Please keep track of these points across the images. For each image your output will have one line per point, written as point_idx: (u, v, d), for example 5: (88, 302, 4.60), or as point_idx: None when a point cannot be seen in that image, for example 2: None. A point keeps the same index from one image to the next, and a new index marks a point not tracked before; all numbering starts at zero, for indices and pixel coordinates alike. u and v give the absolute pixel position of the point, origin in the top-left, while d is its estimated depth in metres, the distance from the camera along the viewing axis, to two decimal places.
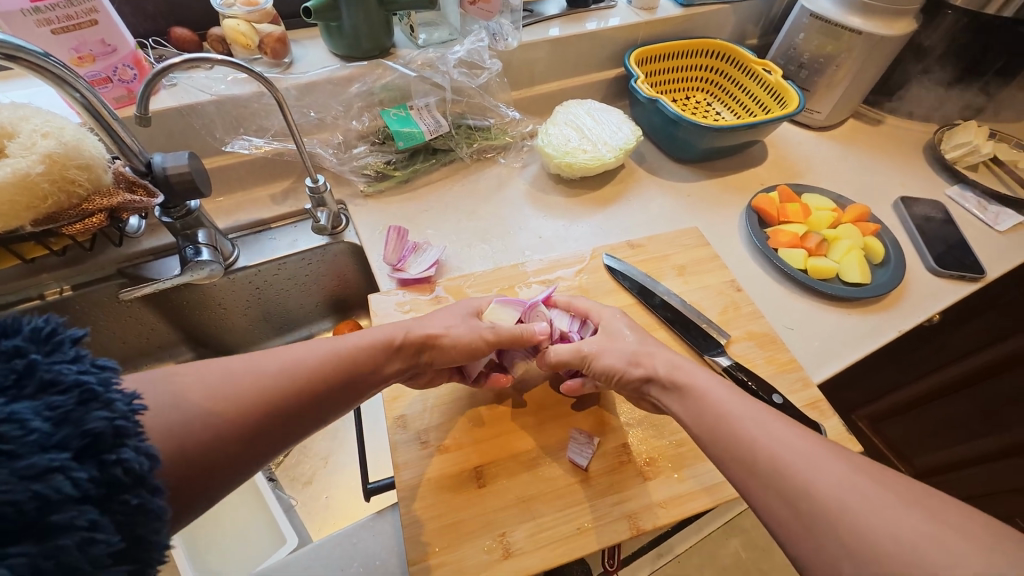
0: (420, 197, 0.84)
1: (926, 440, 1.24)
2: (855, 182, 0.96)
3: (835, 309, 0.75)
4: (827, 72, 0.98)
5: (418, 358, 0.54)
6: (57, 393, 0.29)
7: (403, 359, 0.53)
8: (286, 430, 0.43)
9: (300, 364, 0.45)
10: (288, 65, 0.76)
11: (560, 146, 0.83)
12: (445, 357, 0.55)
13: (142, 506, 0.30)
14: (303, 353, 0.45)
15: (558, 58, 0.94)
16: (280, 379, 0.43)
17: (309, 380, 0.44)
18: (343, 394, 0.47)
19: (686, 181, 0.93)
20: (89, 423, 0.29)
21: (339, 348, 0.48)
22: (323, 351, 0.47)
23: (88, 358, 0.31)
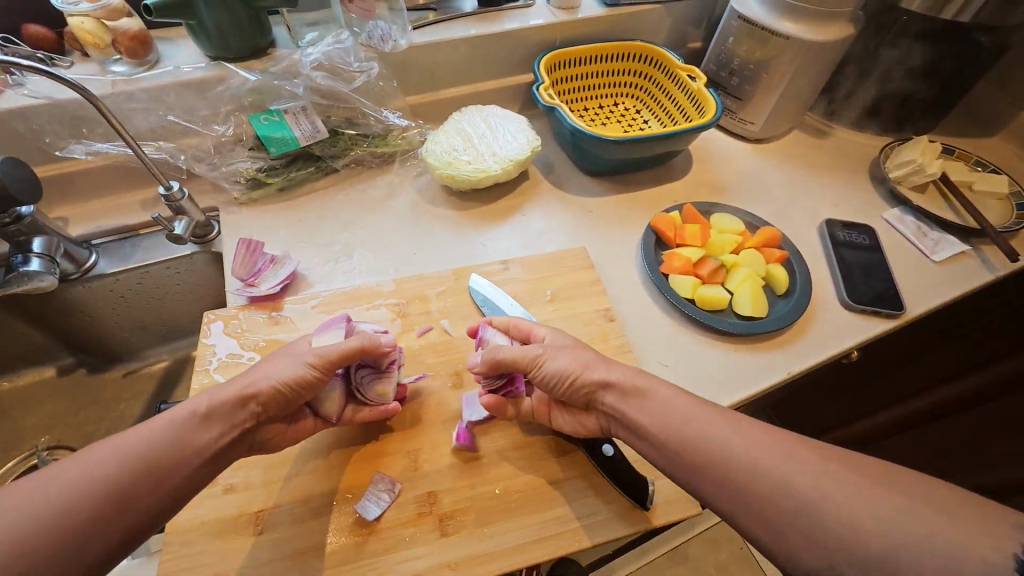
0: (298, 206, 0.80)
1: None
2: (783, 201, 0.88)
3: (721, 345, 0.68)
4: (759, 80, 0.89)
5: (249, 417, 0.46)
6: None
7: (229, 429, 0.45)
8: (88, 553, 0.36)
9: (82, 482, 0.37)
10: (153, 63, 0.72)
11: (443, 155, 0.77)
12: (278, 399, 0.48)
13: None
14: (88, 466, 0.38)
15: (463, 61, 0.88)
16: (55, 504, 0.36)
17: (90, 493, 0.37)
18: (153, 496, 0.39)
19: (592, 195, 0.87)
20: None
21: (132, 444, 0.40)
22: (113, 452, 0.39)
23: None
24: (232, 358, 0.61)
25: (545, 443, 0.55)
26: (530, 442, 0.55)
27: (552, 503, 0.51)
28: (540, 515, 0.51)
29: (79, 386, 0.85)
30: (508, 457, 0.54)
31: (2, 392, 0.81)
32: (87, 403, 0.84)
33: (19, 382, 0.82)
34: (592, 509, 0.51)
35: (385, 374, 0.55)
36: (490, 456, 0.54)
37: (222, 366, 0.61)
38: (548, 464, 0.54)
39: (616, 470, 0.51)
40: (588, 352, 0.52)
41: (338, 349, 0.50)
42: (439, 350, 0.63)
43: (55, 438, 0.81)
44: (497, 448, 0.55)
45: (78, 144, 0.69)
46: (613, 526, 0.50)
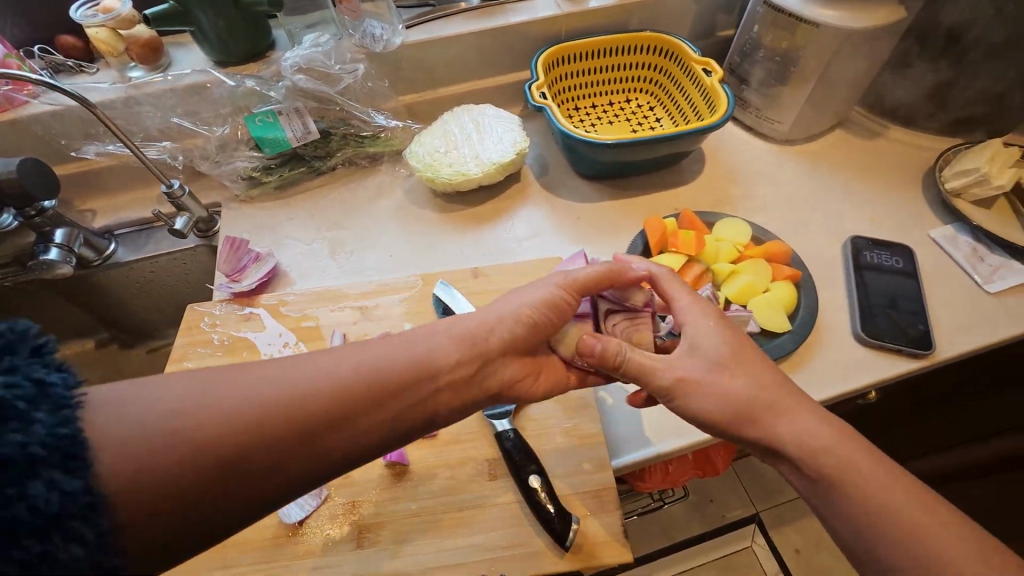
0: (291, 204, 0.83)
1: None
2: (805, 213, 0.77)
3: None
4: (787, 74, 0.78)
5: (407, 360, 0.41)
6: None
7: (376, 383, 0.39)
8: (297, 463, 0.35)
9: (312, 387, 0.37)
10: (165, 68, 0.78)
11: (425, 157, 0.77)
12: (511, 337, 0.47)
13: None
14: (316, 374, 0.37)
15: (460, 59, 0.86)
16: (285, 407, 0.35)
17: (320, 399, 0.36)
18: (268, 449, 0.34)
19: (585, 200, 0.81)
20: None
21: (261, 377, 0.36)
22: (351, 365, 0.39)
23: None
24: (203, 350, 0.66)
25: (478, 464, 0.53)
26: (462, 462, 0.54)
27: (473, 529, 0.50)
28: (457, 540, 0.49)
29: (112, 359, 0.94)
30: (437, 475, 0.53)
31: None
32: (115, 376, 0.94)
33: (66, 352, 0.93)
34: (514, 540, 0.49)
35: (639, 316, 0.56)
36: (418, 473, 0.53)
37: (194, 358, 0.65)
38: (475, 487, 0.52)
39: (540, 503, 0.49)
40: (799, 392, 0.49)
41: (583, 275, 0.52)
42: None
43: None
44: (428, 465, 0.54)
45: (92, 145, 0.76)
46: (531, 561, 0.48)
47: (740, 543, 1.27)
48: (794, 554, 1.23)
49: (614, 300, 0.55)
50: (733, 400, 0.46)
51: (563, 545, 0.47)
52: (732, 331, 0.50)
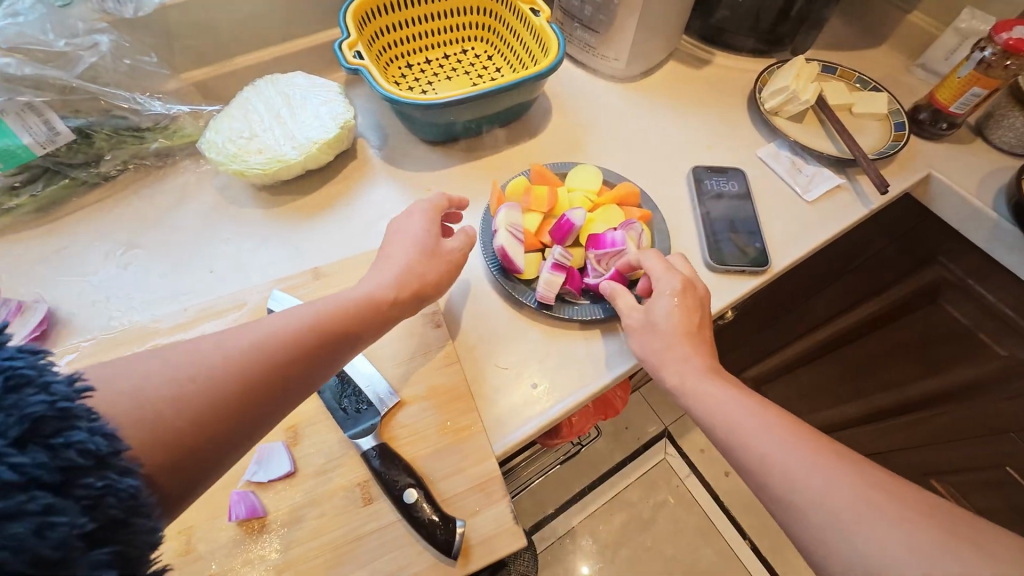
0: (60, 231, 0.65)
1: (798, 402, 1.12)
2: (651, 149, 0.78)
3: (570, 333, 0.59)
4: (612, 7, 0.76)
5: (346, 296, 0.46)
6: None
7: (328, 334, 0.42)
8: (277, 402, 0.39)
9: (275, 337, 0.39)
10: None
11: (227, 146, 0.64)
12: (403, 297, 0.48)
13: None
14: (275, 326, 0.40)
15: (252, 16, 0.70)
16: (256, 354, 0.38)
17: (291, 341, 0.40)
18: (243, 394, 0.36)
19: (433, 169, 0.74)
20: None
21: (214, 342, 0.37)
22: (297, 316, 0.42)
23: None
24: None
25: (349, 492, 0.47)
26: (330, 495, 0.47)
27: (354, 564, 0.45)
28: None
29: None
30: (304, 517, 0.46)
31: None
32: None
33: None
34: (402, 561, 0.45)
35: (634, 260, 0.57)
36: (280, 520, 0.46)
37: None
38: (350, 517, 0.46)
39: (422, 518, 0.45)
40: (655, 341, 0.52)
41: (436, 205, 0.56)
42: None
43: None
44: (289, 508, 0.46)
45: None
46: None
47: (656, 458, 1.36)
48: (700, 454, 1.36)
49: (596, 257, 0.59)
50: (663, 354, 0.51)
51: (453, 553, 0.44)
52: (688, 301, 0.53)
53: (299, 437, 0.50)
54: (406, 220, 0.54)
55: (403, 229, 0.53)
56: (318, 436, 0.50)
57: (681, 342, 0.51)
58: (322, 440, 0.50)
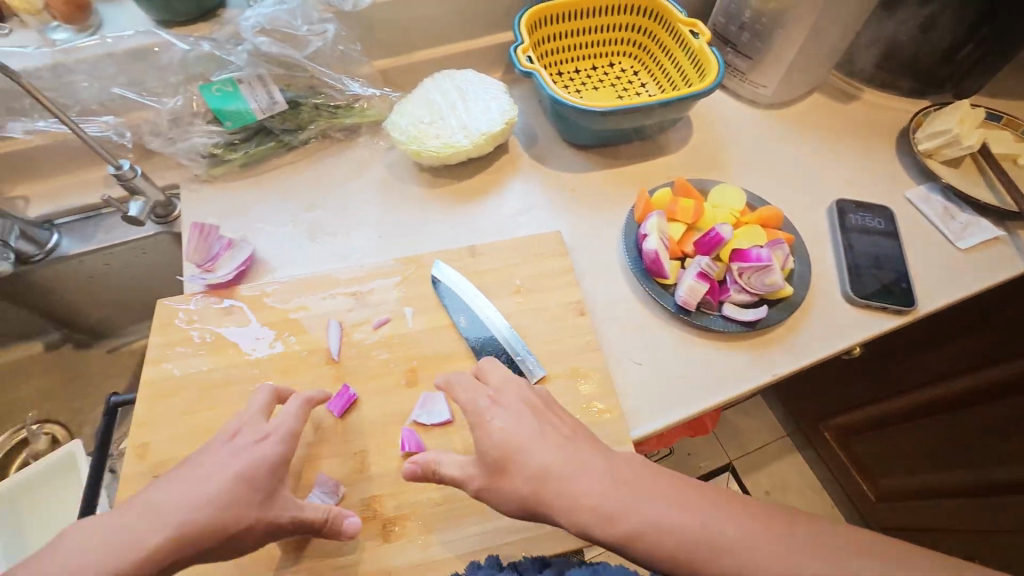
0: (259, 184, 0.75)
1: (896, 460, 1.05)
2: (791, 178, 0.79)
3: (704, 342, 0.62)
4: (773, 36, 0.77)
5: (206, 486, 0.40)
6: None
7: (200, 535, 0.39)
8: None
9: (164, 518, 0.39)
10: (95, 29, 0.68)
11: (409, 128, 0.71)
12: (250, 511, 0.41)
13: None
14: (174, 502, 0.39)
15: (439, 17, 0.79)
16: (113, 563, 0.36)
17: (182, 523, 0.39)
18: None
19: (576, 171, 0.79)
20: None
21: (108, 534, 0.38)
22: (183, 501, 0.40)
23: None
24: (183, 349, 0.59)
25: None
26: None
27: (500, 512, 0.50)
28: (486, 526, 0.49)
29: (67, 361, 0.88)
30: None
31: None
32: (77, 376, 0.88)
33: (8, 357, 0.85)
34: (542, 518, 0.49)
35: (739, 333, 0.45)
36: None
37: (175, 358, 0.58)
38: None
39: None
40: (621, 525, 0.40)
41: (267, 403, 0.48)
42: (392, 345, 0.59)
43: (46, 413, 0.85)
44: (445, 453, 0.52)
45: (25, 121, 0.67)
46: (563, 539, 0.48)
47: None
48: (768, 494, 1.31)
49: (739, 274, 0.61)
50: (699, 536, 0.39)
51: None
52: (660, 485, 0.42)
53: None
54: (238, 418, 0.47)
55: (237, 430, 0.45)
56: None
57: (650, 529, 0.40)
58: None
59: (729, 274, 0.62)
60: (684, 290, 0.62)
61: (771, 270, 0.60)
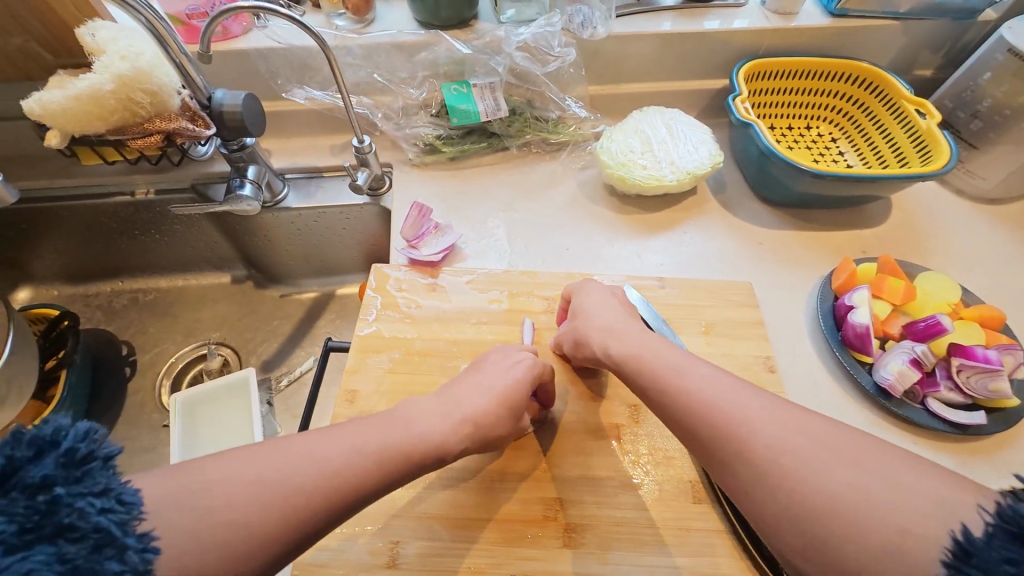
0: (461, 178, 0.81)
1: None
2: (1004, 280, 0.73)
3: (900, 432, 0.59)
4: (1012, 130, 0.73)
5: (440, 415, 0.46)
6: (74, 538, 0.30)
7: (396, 455, 0.42)
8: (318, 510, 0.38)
9: (378, 434, 0.43)
10: (369, 22, 0.78)
11: (618, 155, 0.75)
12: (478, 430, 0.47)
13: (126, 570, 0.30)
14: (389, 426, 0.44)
15: (658, 57, 0.83)
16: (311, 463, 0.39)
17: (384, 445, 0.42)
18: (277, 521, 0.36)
19: (765, 226, 0.78)
20: (103, 574, 0.29)
21: (309, 445, 0.40)
22: (398, 423, 0.44)
23: (114, 488, 0.32)
24: (389, 313, 0.65)
25: (681, 484, 0.53)
26: (664, 478, 0.53)
27: (680, 550, 0.49)
28: (664, 559, 0.49)
29: (247, 297, 0.95)
30: (640, 486, 0.52)
31: (191, 287, 0.95)
32: (251, 312, 0.94)
33: (204, 282, 0.95)
34: (722, 568, 0.49)
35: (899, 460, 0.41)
36: (619, 482, 0.53)
37: (384, 320, 0.64)
38: (679, 507, 0.51)
39: (762, 541, 0.48)
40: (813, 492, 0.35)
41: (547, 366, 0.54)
42: None
43: (224, 336, 0.92)
44: (627, 475, 0.53)
45: (299, 89, 0.78)
46: None
47: None
48: None
49: (959, 369, 0.57)
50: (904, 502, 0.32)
51: None
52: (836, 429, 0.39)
53: (639, 416, 0.57)
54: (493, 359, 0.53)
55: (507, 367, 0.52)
56: (658, 424, 0.56)
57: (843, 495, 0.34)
58: (660, 429, 0.56)
59: (943, 369, 0.58)
60: (888, 370, 0.59)
61: (999, 375, 0.56)
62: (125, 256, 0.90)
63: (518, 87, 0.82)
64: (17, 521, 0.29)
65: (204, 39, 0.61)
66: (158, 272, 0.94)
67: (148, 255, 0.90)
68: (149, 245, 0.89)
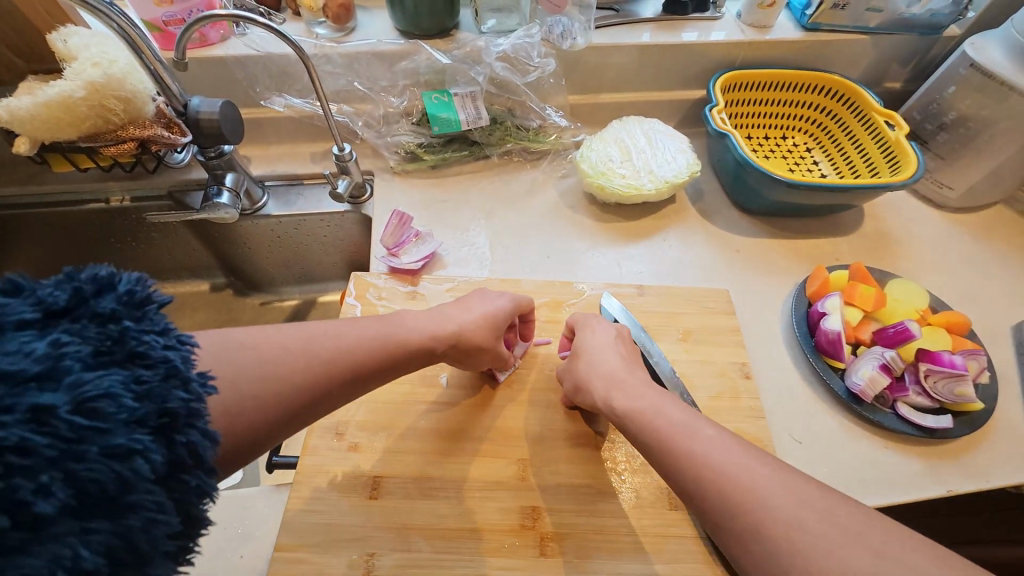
0: (443, 186, 0.81)
1: None
2: (970, 286, 0.75)
3: (871, 436, 0.60)
4: (975, 142, 0.76)
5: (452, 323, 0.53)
6: (144, 366, 0.30)
7: (411, 346, 0.49)
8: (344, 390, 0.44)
9: (399, 333, 0.49)
10: (350, 30, 0.79)
11: (598, 164, 0.76)
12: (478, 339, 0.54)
13: (189, 445, 0.31)
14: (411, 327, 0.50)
15: (637, 68, 0.84)
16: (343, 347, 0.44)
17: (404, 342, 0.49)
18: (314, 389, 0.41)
19: (742, 234, 0.79)
20: (170, 401, 0.30)
21: (342, 331, 0.45)
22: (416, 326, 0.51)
23: (172, 330, 0.33)
24: None
25: (657, 491, 0.53)
26: (642, 485, 0.53)
27: (657, 557, 0.50)
28: (640, 566, 0.49)
29: (225, 305, 0.94)
30: (617, 494, 0.53)
31: (168, 295, 0.93)
32: (229, 320, 0.93)
33: (181, 290, 0.93)
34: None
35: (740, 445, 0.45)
36: (596, 489, 0.53)
37: None
38: (656, 514, 0.52)
39: None
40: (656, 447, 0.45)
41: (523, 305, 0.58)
42: (560, 363, 0.61)
43: None
44: (605, 482, 0.53)
45: (279, 97, 0.78)
46: None
47: None
48: None
49: (929, 374, 0.58)
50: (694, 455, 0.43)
51: None
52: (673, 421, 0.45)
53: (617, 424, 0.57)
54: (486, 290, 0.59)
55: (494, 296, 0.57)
56: None
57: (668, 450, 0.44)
58: None
59: (912, 374, 0.60)
60: (860, 375, 0.60)
61: (964, 379, 0.57)
62: (98, 264, 0.88)
63: (499, 96, 0.83)
64: (91, 343, 0.29)
65: (180, 47, 0.60)
66: None
67: (122, 263, 0.89)
68: (123, 253, 0.87)
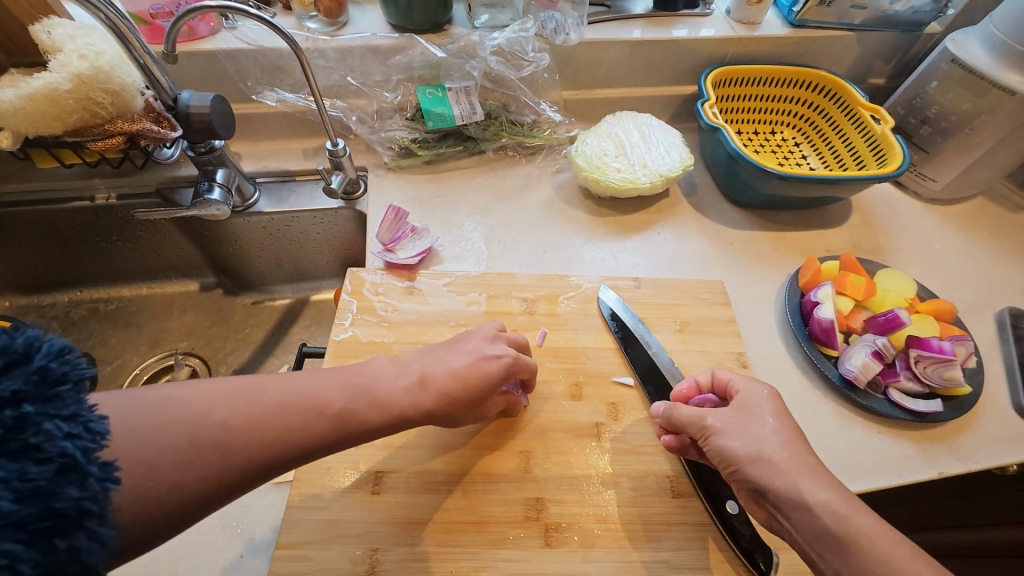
0: (438, 181, 0.81)
1: None
2: (954, 276, 0.77)
3: (864, 422, 0.61)
4: (957, 135, 0.78)
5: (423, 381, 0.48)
6: (37, 461, 0.30)
7: (368, 414, 0.45)
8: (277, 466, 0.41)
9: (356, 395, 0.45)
10: (342, 25, 0.78)
11: (592, 158, 0.76)
12: (449, 401, 0.48)
13: (71, 548, 0.30)
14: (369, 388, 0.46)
15: (630, 64, 0.85)
16: (281, 422, 0.41)
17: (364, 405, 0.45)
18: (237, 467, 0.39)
19: (734, 226, 0.80)
20: (58, 500, 0.30)
21: (284, 400, 0.42)
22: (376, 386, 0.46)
23: (82, 415, 0.33)
24: (366, 317, 0.64)
25: (659, 480, 0.53)
26: (644, 474, 0.54)
27: (660, 544, 0.50)
28: (644, 554, 0.49)
29: (215, 304, 0.92)
30: (620, 483, 0.53)
31: (156, 295, 0.91)
32: (219, 320, 0.91)
33: (169, 290, 0.91)
34: (702, 560, 0.50)
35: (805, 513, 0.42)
36: (599, 479, 0.53)
37: (360, 324, 0.63)
38: (658, 502, 0.52)
39: (738, 532, 0.50)
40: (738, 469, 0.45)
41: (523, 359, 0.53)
42: (560, 355, 0.62)
43: (192, 346, 0.88)
44: (608, 472, 0.53)
45: (271, 92, 0.77)
46: None
47: None
48: None
49: (919, 360, 0.60)
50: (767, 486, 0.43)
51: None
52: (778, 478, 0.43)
53: (618, 414, 0.57)
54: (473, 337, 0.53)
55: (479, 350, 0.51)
56: (635, 420, 0.57)
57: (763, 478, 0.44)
58: (639, 425, 0.57)
59: (902, 360, 0.61)
60: (853, 362, 0.62)
61: (952, 364, 0.59)
62: (82, 264, 0.86)
63: (493, 91, 0.83)
64: None
65: (169, 39, 0.59)
66: (118, 281, 0.90)
67: (107, 263, 0.86)
68: (109, 253, 0.85)
